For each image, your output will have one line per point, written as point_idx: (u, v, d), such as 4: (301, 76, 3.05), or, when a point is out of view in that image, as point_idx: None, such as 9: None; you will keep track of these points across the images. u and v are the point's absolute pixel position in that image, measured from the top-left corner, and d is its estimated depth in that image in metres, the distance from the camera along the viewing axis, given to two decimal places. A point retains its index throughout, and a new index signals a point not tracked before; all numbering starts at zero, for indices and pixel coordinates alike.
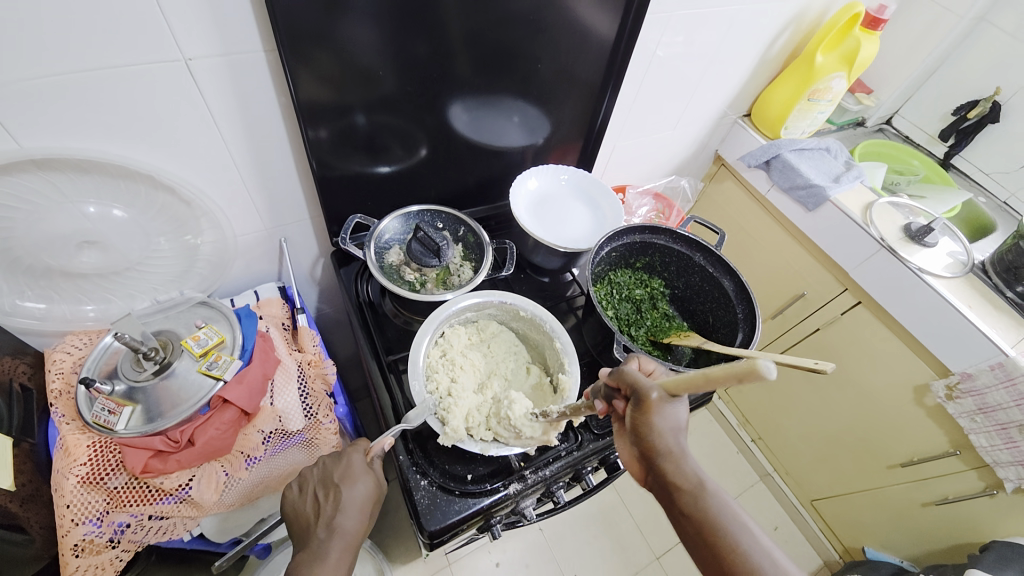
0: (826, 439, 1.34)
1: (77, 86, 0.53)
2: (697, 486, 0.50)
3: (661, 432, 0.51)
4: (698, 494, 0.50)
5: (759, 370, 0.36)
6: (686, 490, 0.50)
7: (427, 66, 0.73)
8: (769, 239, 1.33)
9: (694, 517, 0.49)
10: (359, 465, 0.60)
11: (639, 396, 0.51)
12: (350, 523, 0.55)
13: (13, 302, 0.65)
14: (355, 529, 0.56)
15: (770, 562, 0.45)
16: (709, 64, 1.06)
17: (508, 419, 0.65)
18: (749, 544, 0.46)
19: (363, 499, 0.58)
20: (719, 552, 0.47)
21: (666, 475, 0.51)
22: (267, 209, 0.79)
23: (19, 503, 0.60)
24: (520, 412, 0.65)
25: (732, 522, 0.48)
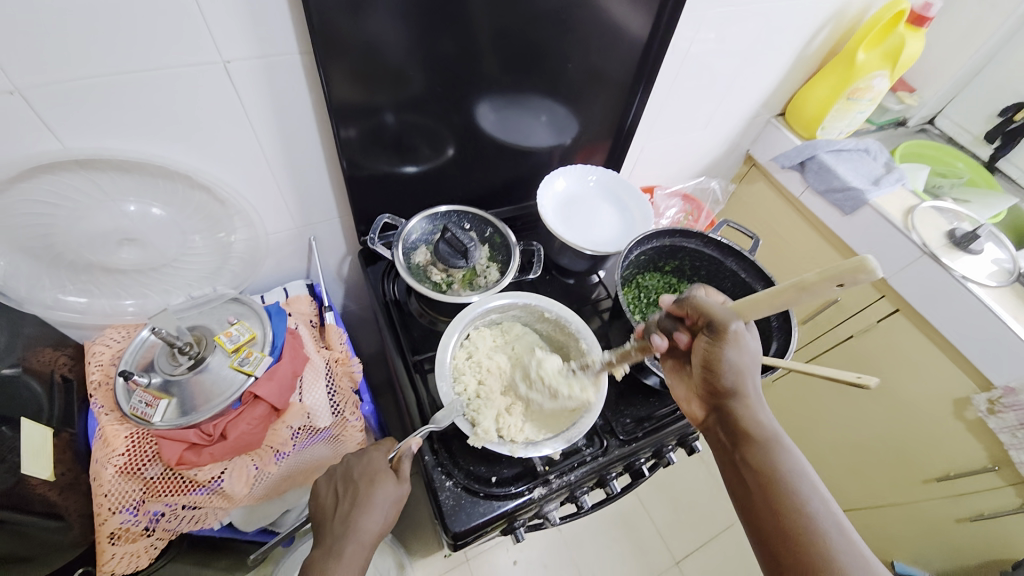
0: (857, 450, 1.30)
1: (121, 87, 0.54)
2: (764, 430, 0.54)
3: (734, 367, 0.56)
4: (765, 440, 0.53)
5: (857, 269, 0.41)
6: (752, 431, 0.54)
7: (456, 66, 0.72)
8: (801, 242, 1.29)
9: (760, 465, 0.52)
10: (380, 463, 0.59)
11: (715, 329, 0.55)
12: (368, 522, 0.55)
13: (56, 296, 0.67)
14: (372, 529, 0.56)
15: (831, 518, 0.48)
16: (744, 61, 1.03)
17: (542, 375, 0.68)
18: (812, 500, 0.49)
19: (383, 498, 0.57)
20: (777, 494, 0.50)
21: (734, 413, 0.56)
22: (298, 208, 0.80)
23: (59, 491, 0.62)
24: (555, 370, 0.69)
25: (796, 476, 0.51)
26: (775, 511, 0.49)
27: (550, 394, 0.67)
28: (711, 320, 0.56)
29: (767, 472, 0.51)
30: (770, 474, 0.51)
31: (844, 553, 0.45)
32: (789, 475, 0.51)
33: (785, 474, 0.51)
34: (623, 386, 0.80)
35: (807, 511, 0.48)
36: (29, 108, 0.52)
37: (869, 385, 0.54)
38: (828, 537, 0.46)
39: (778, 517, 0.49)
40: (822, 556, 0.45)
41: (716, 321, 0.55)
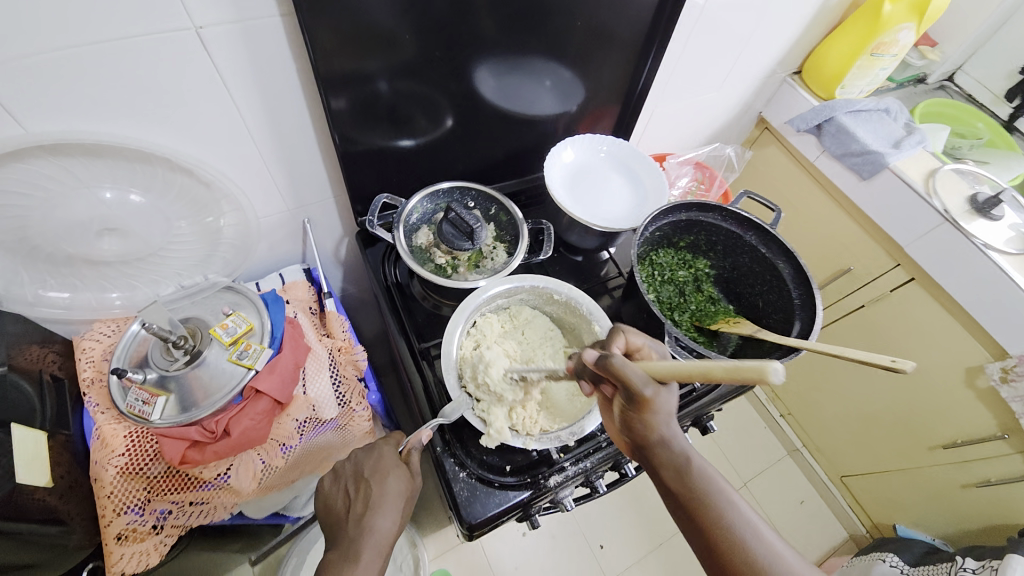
0: (864, 419, 1.30)
1: (83, 61, 0.48)
2: (684, 466, 0.50)
3: (655, 425, 0.50)
4: (683, 470, 0.50)
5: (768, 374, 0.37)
6: (668, 467, 0.51)
7: (457, 26, 0.66)
8: (815, 210, 1.24)
9: (677, 493, 0.50)
10: (391, 460, 0.58)
11: (632, 394, 0.48)
12: (384, 521, 0.53)
13: (36, 292, 0.62)
14: (388, 528, 0.53)
15: (752, 531, 0.47)
16: (762, 16, 0.95)
17: (487, 384, 0.63)
18: (732, 514, 0.48)
19: (397, 495, 0.55)
20: (699, 520, 0.48)
21: (654, 458, 0.51)
22: (289, 189, 0.74)
23: (59, 496, 0.60)
24: (499, 375, 0.64)
25: (717, 495, 0.49)
26: (700, 535, 0.48)
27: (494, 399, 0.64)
28: (626, 385, 0.48)
29: (694, 508, 0.48)
30: (698, 509, 0.48)
31: (776, 569, 0.45)
32: (713, 505, 0.48)
33: (705, 499, 0.48)
34: None
35: (737, 538, 0.46)
36: None
37: (906, 369, 0.50)
38: (753, 555, 0.45)
39: (705, 543, 0.47)
40: None
41: (631, 385, 0.47)
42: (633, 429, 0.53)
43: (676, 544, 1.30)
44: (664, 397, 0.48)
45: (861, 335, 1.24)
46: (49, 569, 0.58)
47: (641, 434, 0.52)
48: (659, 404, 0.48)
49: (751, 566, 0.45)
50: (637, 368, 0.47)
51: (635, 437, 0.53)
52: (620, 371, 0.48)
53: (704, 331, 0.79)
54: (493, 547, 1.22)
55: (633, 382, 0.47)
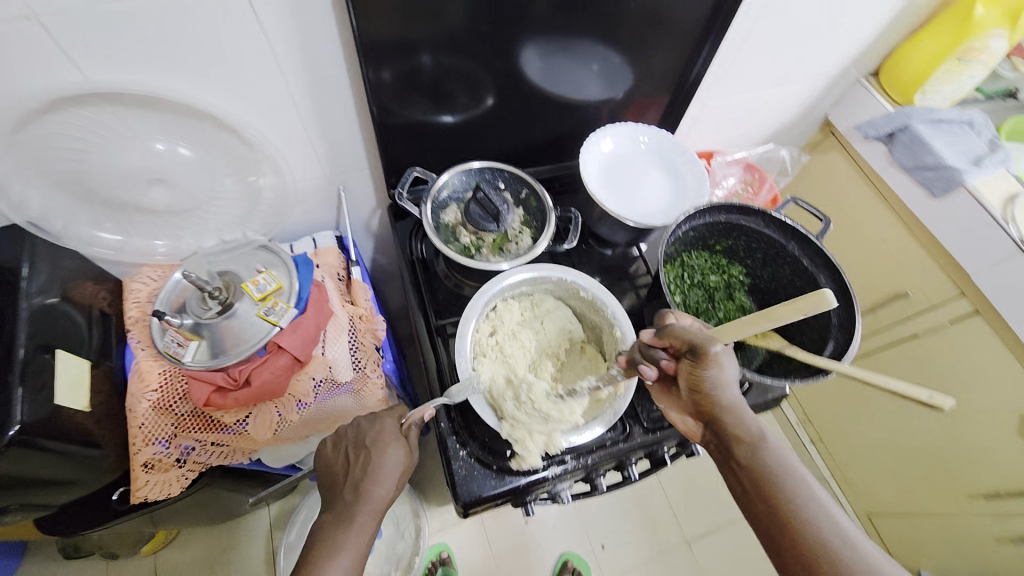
0: (897, 455, 1.22)
1: (142, 15, 0.51)
2: (756, 437, 0.50)
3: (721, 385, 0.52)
4: (754, 442, 0.49)
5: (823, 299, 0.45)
6: (739, 435, 0.50)
7: (508, 2, 0.64)
8: (873, 226, 1.15)
9: (749, 468, 0.48)
10: (392, 431, 0.60)
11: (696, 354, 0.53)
12: (379, 490, 0.55)
13: (92, 232, 0.68)
14: (384, 497, 0.55)
15: (826, 515, 0.44)
16: (838, 9, 0.87)
17: (532, 403, 0.62)
18: (805, 496, 0.45)
19: (393, 464, 0.57)
20: (770, 496, 0.46)
21: (725, 426, 0.51)
22: (327, 156, 0.76)
23: (95, 421, 0.65)
24: (543, 394, 0.63)
25: (789, 474, 0.47)
26: (772, 516, 0.46)
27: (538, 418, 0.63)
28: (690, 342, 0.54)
29: (765, 485, 0.47)
30: (771, 487, 0.46)
31: (854, 558, 0.41)
32: (784, 483, 0.46)
33: (778, 478, 0.47)
34: None
35: (811, 520, 0.44)
36: (46, 36, 0.49)
37: (943, 408, 0.47)
38: (828, 539, 0.43)
39: (777, 521, 0.45)
40: None
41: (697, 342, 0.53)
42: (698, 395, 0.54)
43: (678, 553, 1.28)
44: (727, 360, 0.53)
45: (910, 366, 1.15)
46: (88, 484, 0.65)
47: (708, 400, 0.53)
48: (723, 365, 0.53)
49: (826, 550, 0.42)
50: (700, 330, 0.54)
51: (703, 406, 0.53)
52: (680, 334, 0.55)
53: None
54: (493, 527, 1.25)
55: (698, 339, 0.53)
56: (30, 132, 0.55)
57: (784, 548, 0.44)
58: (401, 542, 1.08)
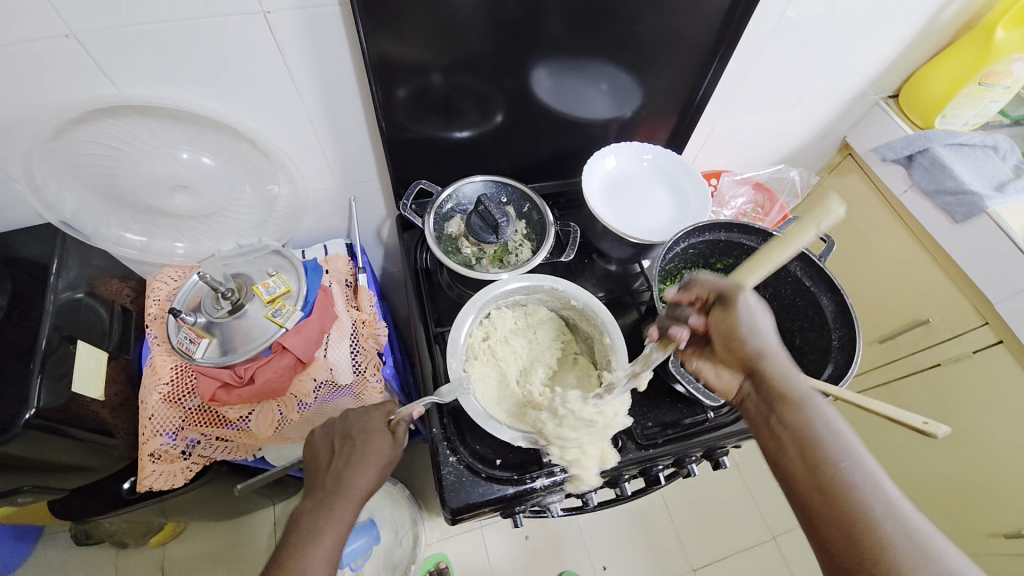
0: (917, 490, 1.17)
1: (172, 34, 0.56)
2: (800, 395, 0.48)
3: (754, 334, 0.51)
4: (799, 401, 0.47)
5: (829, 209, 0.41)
6: (786, 391, 0.48)
7: (519, 24, 0.67)
8: (893, 250, 1.12)
9: (791, 426, 0.47)
10: (379, 423, 0.61)
11: (726, 297, 0.51)
12: (360, 479, 0.57)
13: (119, 233, 0.72)
14: (364, 486, 0.57)
15: (873, 482, 0.42)
16: (851, 30, 0.87)
17: (573, 410, 0.61)
18: (852, 461, 0.43)
19: (377, 455, 0.59)
20: (812, 454, 0.44)
21: (767, 381, 0.50)
22: (339, 167, 0.80)
23: (110, 410, 0.69)
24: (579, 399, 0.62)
25: (835, 438, 0.45)
26: (811, 476, 0.44)
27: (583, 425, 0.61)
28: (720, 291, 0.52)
29: (808, 443, 0.45)
30: (812, 446, 0.45)
31: (895, 530, 0.39)
32: (829, 445, 0.44)
33: (821, 441, 0.45)
34: (649, 387, 0.75)
35: (853, 485, 0.41)
36: (84, 52, 0.54)
37: (937, 434, 0.47)
38: (872, 505, 0.40)
39: (818, 482, 0.43)
40: (881, 548, 0.38)
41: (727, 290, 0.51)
42: (735, 346, 0.52)
43: None
44: (757, 307, 0.52)
45: (932, 396, 1.10)
46: (108, 468, 0.71)
47: (745, 349, 0.52)
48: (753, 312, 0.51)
49: (868, 514, 0.40)
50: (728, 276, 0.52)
51: (740, 356, 0.52)
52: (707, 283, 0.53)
53: None
54: (493, 541, 1.23)
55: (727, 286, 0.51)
56: (67, 138, 0.60)
57: (821, 510, 0.42)
58: (398, 550, 1.08)
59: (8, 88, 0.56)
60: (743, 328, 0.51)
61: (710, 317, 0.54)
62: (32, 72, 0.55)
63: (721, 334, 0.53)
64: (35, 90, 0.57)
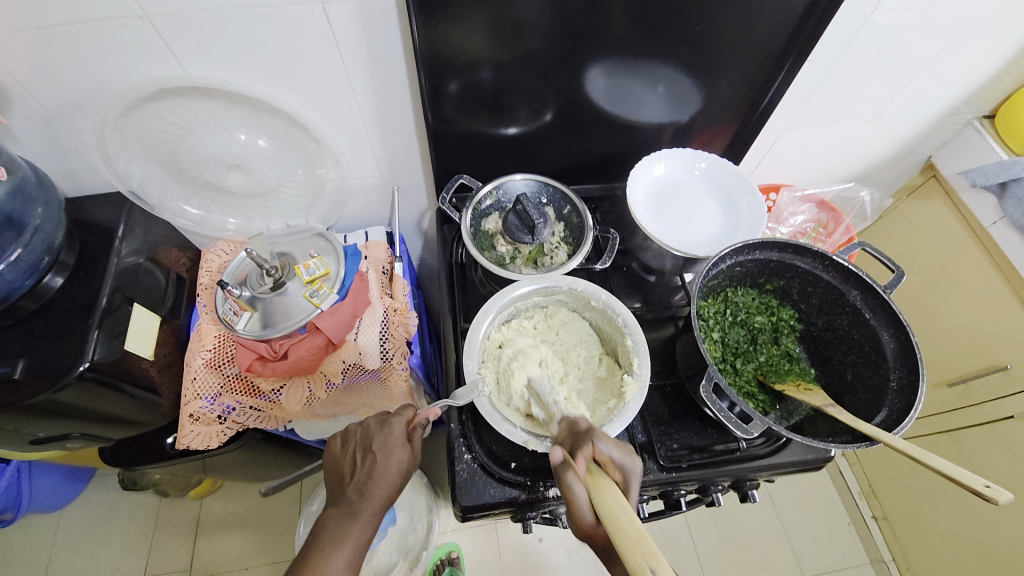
0: (973, 550, 1.06)
1: (236, 20, 0.58)
2: None
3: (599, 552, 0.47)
4: None
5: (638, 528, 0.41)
6: None
7: (577, 20, 0.65)
8: (976, 287, 1.01)
9: None
10: (398, 436, 0.61)
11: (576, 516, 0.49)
12: (381, 493, 0.58)
13: (180, 206, 0.77)
14: (385, 499, 0.58)
15: None
16: (949, 38, 0.78)
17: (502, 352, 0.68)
18: None
19: (397, 470, 0.59)
20: None
21: None
22: (385, 156, 0.81)
23: (157, 369, 0.74)
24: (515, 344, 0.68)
25: None
26: None
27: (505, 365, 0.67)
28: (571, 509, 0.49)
29: None
30: None
31: None
32: None
33: None
34: (679, 407, 0.71)
35: None
36: (155, 33, 0.58)
37: (998, 502, 0.43)
38: None
39: None
40: None
41: (575, 510, 0.48)
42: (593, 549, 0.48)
43: None
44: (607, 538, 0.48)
45: (1001, 451, 0.99)
46: (150, 422, 0.76)
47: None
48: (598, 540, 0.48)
49: None
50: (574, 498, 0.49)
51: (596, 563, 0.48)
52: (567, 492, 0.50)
53: (768, 390, 0.69)
54: (505, 539, 1.23)
55: (576, 506, 0.48)
56: (138, 114, 0.64)
57: None
58: (412, 534, 1.09)
59: (91, 64, 0.60)
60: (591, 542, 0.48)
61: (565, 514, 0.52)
62: (113, 50, 0.59)
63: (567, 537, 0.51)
64: (113, 67, 0.61)
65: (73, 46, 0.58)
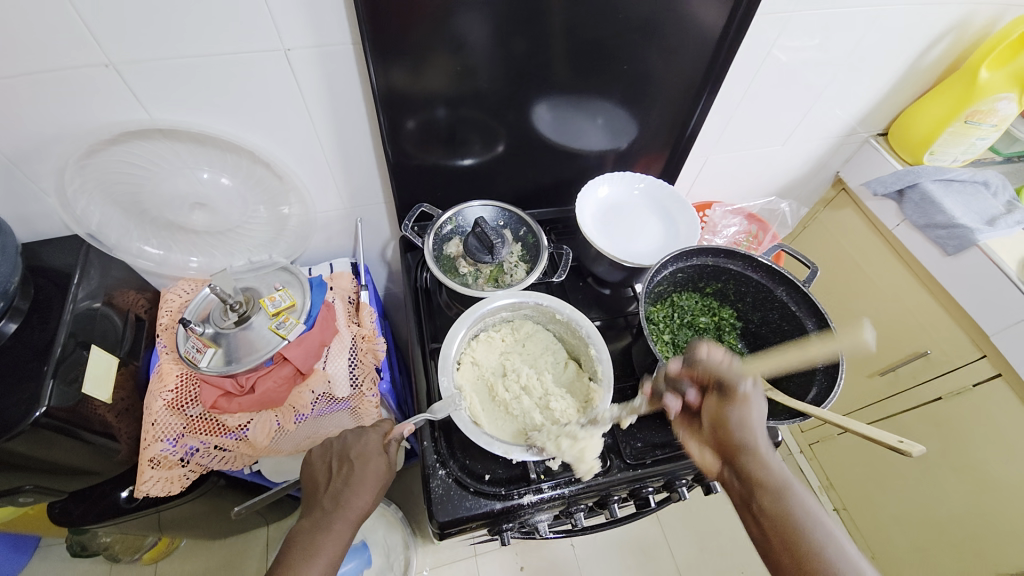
0: (928, 531, 1.12)
1: (200, 67, 0.62)
2: (778, 481, 0.51)
3: (745, 425, 0.56)
4: (777, 487, 0.51)
5: None
6: (760, 475, 0.52)
7: (522, 62, 0.72)
8: (893, 283, 1.13)
9: (769, 509, 0.50)
10: (375, 445, 0.63)
11: (725, 388, 0.60)
12: (357, 502, 0.58)
13: (139, 246, 0.78)
14: (361, 508, 0.59)
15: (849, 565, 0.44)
16: (835, 70, 0.91)
17: (484, 386, 0.71)
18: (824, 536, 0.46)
19: (375, 479, 0.60)
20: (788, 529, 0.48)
21: (744, 464, 0.54)
22: (346, 189, 0.85)
23: (115, 414, 0.71)
24: (488, 376, 0.72)
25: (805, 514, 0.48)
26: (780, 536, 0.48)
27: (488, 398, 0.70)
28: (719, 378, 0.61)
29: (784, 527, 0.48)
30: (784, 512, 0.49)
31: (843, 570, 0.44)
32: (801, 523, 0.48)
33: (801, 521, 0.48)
34: (640, 407, 0.75)
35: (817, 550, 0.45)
36: (120, 80, 0.61)
37: (911, 454, 0.48)
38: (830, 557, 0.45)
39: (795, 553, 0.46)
40: None
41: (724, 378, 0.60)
42: (719, 432, 0.58)
43: None
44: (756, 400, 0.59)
45: (934, 432, 1.08)
46: (107, 470, 0.73)
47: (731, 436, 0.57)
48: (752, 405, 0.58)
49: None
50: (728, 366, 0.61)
51: (721, 443, 0.57)
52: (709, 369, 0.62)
53: None
54: (486, 570, 1.20)
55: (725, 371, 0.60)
56: (99, 157, 0.66)
57: (777, 551, 0.47)
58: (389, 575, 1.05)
59: (52, 112, 0.62)
60: (734, 418, 0.57)
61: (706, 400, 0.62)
62: (77, 98, 0.61)
63: (711, 423, 0.60)
64: (78, 115, 0.63)
65: (36, 94, 0.60)
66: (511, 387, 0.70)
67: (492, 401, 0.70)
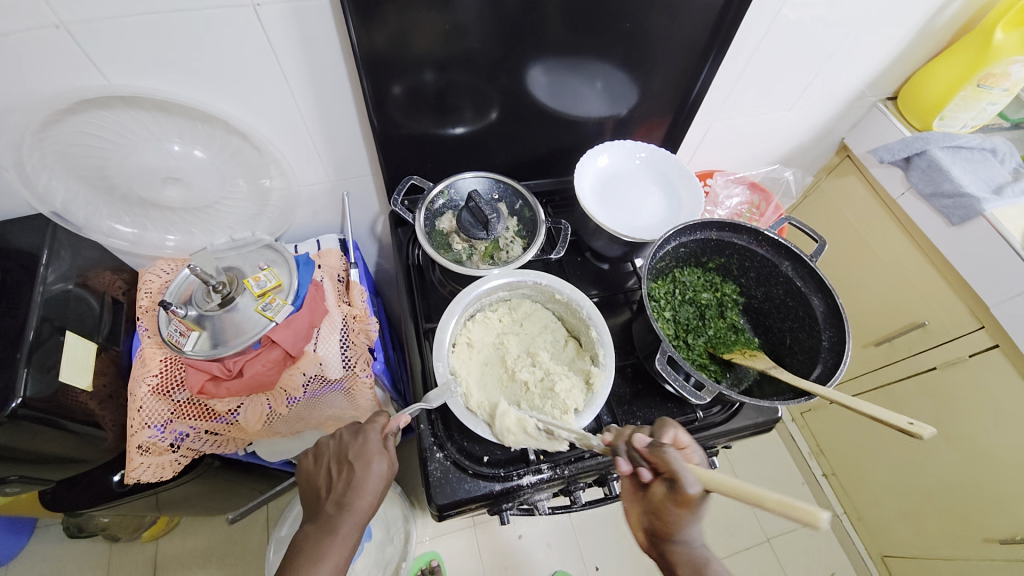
0: (916, 495, 1.16)
1: (161, 26, 0.56)
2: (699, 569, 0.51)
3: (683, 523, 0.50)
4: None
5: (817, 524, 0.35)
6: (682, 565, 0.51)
7: (515, 20, 0.67)
8: (893, 254, 1.11)
9: None
10: (375, 445, 0.60)
11: (676, 488, 0.49)
12: (361, 503, 0.57)
13: (110, 225, 0.73)
14: (366, 509, 0.58)
15: None
16: (848, 29, 0.86)
17: (495, 369, 0.69)
18: None
19: (377, 479, 0.59)
20: None
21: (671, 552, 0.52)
22: (331, 160, 0.80)
23: (98, 402, 0.68)
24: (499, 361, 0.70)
25: None
26: None
27: (496, 381, 0.68)
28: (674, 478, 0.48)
29: None
30: None
31: None
32: None
33: None
34: (640, 385, 0.74)
35: None
36: (71, 42, 0.55)
37: (922, 436, 0.47)
38: None
39: None
40: None
41: (680, 482, 0.48)
42: (657, 518, 0.52)
43: None
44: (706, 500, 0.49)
45: (928, 401, 1.10)
46: (95, 458, 0.71)
47: (666, 527, 0.51)
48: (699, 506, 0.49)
49: None
50: (686, 466, 0.48)
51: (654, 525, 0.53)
52: (665, 460, 0.49)
53: (718, 360, 0.73)
54: (485, 540, 1.22)
55: (682, 479, 0.47)
56: (58, 129, 0.61)
57: None
58: (390, 548, 1.06)
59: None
60: (675, 512, 0.50)
61: (656, 484, 0.52)
62: (23, 64, 0.55)
63: (653, 508, 0.52)
64: (28, 82, 0.57)
65: None
66: (521, 370, 0.68)
67: (498, 384, 0.68)
